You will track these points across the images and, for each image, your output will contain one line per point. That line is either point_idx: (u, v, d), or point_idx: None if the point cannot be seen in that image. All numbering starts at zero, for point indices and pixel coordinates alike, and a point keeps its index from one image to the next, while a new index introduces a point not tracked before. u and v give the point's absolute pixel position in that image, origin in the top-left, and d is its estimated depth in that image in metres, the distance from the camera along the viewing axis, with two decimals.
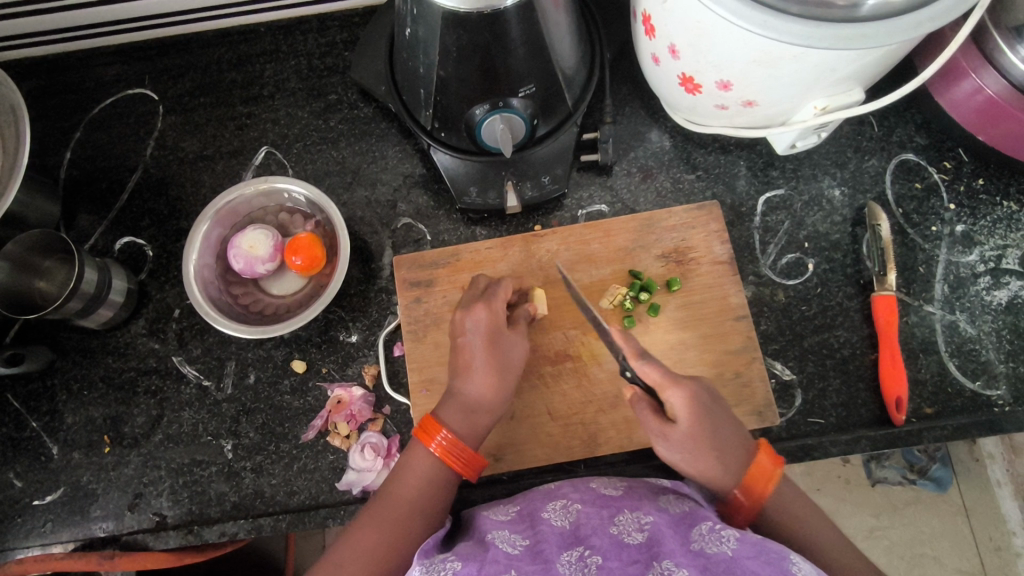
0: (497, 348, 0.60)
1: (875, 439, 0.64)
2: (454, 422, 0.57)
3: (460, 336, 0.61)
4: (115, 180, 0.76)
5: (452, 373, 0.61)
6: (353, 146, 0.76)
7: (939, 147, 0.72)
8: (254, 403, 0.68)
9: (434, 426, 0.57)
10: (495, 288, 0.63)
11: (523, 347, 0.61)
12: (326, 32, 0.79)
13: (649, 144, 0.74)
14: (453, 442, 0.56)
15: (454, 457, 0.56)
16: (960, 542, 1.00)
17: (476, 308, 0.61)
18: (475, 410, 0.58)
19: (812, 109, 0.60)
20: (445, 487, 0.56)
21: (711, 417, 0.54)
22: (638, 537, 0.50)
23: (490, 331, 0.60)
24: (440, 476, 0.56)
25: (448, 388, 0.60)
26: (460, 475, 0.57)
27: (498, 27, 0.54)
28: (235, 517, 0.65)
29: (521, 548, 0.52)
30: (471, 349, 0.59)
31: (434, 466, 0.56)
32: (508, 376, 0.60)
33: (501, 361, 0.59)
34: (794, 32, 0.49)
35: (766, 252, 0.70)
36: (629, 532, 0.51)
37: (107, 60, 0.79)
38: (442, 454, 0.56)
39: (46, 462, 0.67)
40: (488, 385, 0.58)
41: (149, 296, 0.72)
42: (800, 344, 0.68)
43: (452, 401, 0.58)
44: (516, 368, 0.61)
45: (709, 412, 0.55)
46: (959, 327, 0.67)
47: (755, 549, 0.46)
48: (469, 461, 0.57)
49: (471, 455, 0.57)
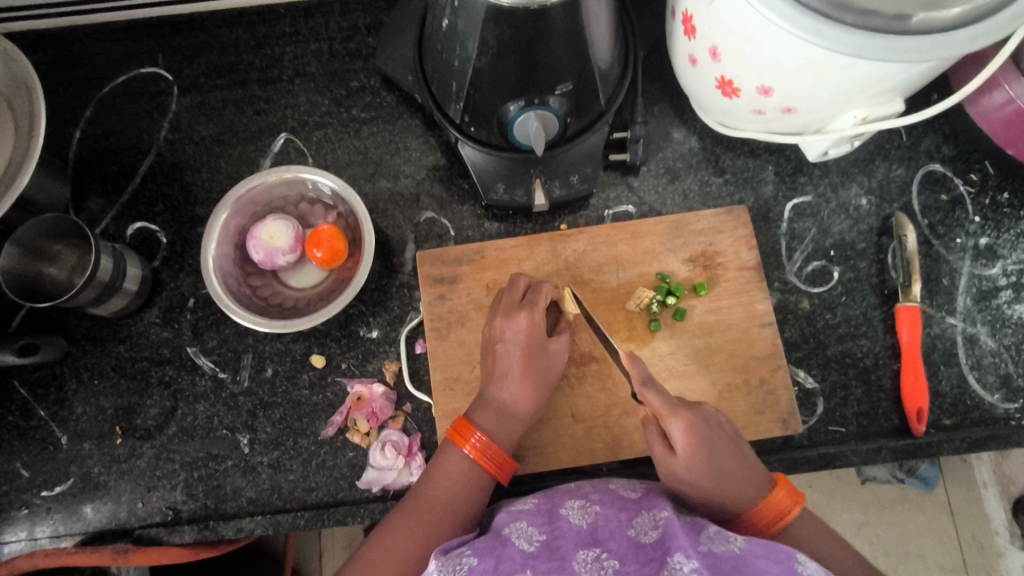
0: (533, 356, 0.61)
1: (896, 449, 0.64)
2: (489, 426, 0.58)
3: (497, 342, 0.61)
4: (127, 162, 0.73)
5: (486, 378, 0.61)
6: (375, 136, 0.74)
7: (966, 159, 0.72)
8: (271, 397, 0.66)
9: (468, 427, 0.57)
10: (532, 294, 0.63)
11: (560, 356, 0.62)
12: (349, 16, 0.77)
13: (677, 145, 0.74)
14: (487, 444, 0.57)
15: (488, 457, 0.57)
16: (944, 541, 1.00)
17: (514, 315, 0.61)
18: (510, 417, 0.59)
19: (850, 119, 0.60)
20: (479, 489, 0.56)
21: (714, 446, 0.55)
22: (652, 535, 0.50)
23: (527, 340, 0.60)
24: (472, 477, 0.56)
25: (483, 394, 0.60)
26: (493, 478, 0.57)
27: (542, 23, 0.53)
28: (251, 513, 0.64)
29: (538, 543, 0.51)
30: (509, 356, 0.60)
31: (468, 468, 0.56)
32: (543, 387, 0.61)
33: (538, 369, 0.61)
34: (847, 42, 0.48)
35: (792, 259, 0.70)
36: (645, 532, 0.51)
37: (118, 36, 0.76)
38: (476, 456, 0.56)
39: (54, 452, 0.66)
40: (524, 393, 0.59)
41: (162, 284, 0.70)
42: (823, 352, 0.68)
43: (487, 407, 0.59)
44: (553, 377, 0.62)
45: (711, 442, 0.55)
46: (979, 340, 0.68)
47: (764, 550, 0.46)
48: (502, 462, 0.57)
49: (504, 458, 0.57)
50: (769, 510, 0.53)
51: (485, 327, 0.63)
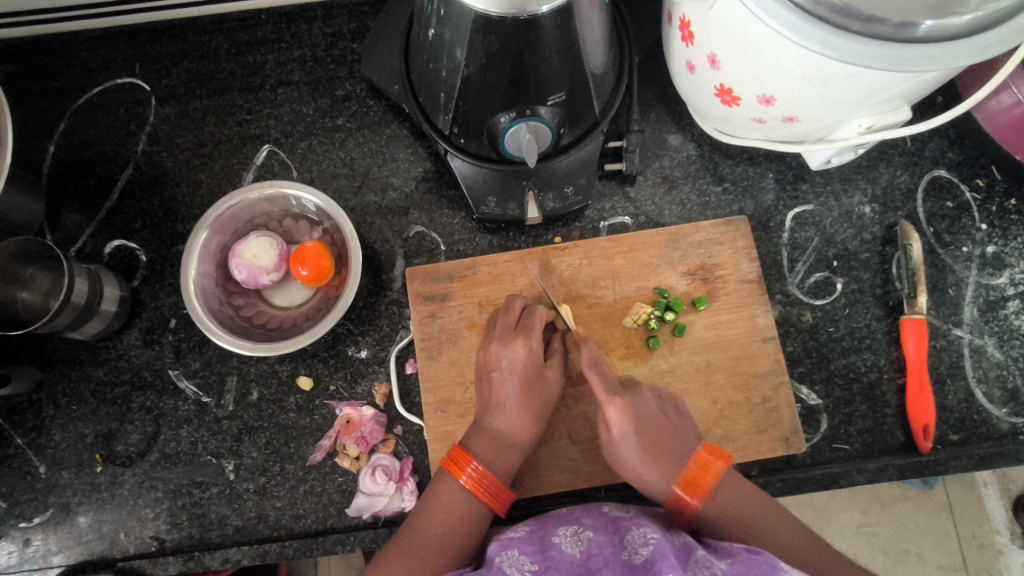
0: (531, 384, 0.59)
1: (902, 467, 0.63)
2: (485, 455, 0.56)
3: (493, 370, 0.59)
4: (104, 177, 0.70)
5: (483, 406, 0.60)
6: (361, 147, 0.71)
7: (972, 164, 0.70)
8: (257, 421, 0.64)
9: (464, 457, 0.55)
10: (528, 318, 0.61)
11: (559, 381, 0.60)
12: (333, 21, 0.74)
13: (675, 153, 0.71)
14: (483, 473, 0.55)
15: (485, 488, 0.55)
16: (943, 539, 0.99)
17: (510, 341, 0.59)
18: (506, 445, 0.57)
19: (855, 128, 0.57)
20: (478, 523, 0.54)
21: (648, 424, 0.56)
22: (643, 554, 0.47)
23: (525, 368, 0.59)
24: (468, 510, 0.54)
25: (479, 422, 0.59)
26: (490, 510, 0.55)
27: (533, 33, 0.50)
28: (237, 543, 0.61)
29: (527, 574, 0.49)
30: (505, 384, 0.58)
31: (463, 500, 0.54)
32: (541, 413, 0.59)
33: (534, 396, 0.59)
34: (854, 52, 0.46)
35: (794, 270, 0.68)
36: (633, 549, 0.49)
37: (93, 45, 0.73)
38: (472, 486, 0.54)
39: (32, 481, 0.63)
40: (520, 421, 0.58)
41: (143, 305, 0.67)
42: (826, 366, 0.66)
43: (483, 436, 0.58)
44: (552, 403, 0.60)
45: (646, 419, 0.57)
46: (986, 352, 0.66)
47: (746, 566, 0.44)
48: (499, 493, 0.55)
49: (501, 488, 0.55)
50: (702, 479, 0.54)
51: (480, 353, 0.61)
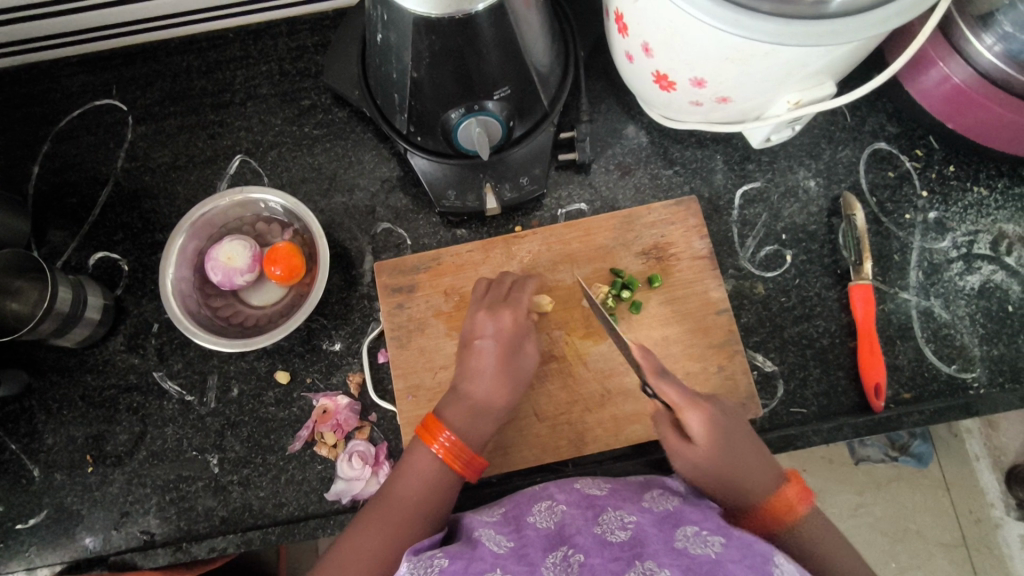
0: (510, 354, 0.62)
1: (857, 426, 0.65)
2: (459, 423, 0.59)
3: (477, 338, 0.62)
4: (86, 194, 0.74)
5: (460, 374, 0.62)
6: (329, 152, 0.75)
7: (910, 135, 0.73)
8: (238, 416, 0.67)
9: (437, 426, 0.57)
10: (514, 292, 0.65)
11: (535, 354, 0.63)
12: (297, 36, 0.78)
13: (627, 141, 0.75)
14: (457, 442, 0.57)
15: (457, 456, 0.57)
16: (942, 516, 1.01)
17: (499, 311, 0.62)
18: (485, 412, 0.60)
19: (785, 104, 0.60)
20: (449, 489, 0.57)
21: (729, 438, 0.54)
22: (620, 535, 0.50)
23: (508, 337, 0.62)
24: (443, 478, 0.57)
25: (455, 390, 0.61)
26: (460, 476, 0.57)
27: (470, 31, 0.54)
28: (224, 532, 0.64)
29: (506, 548, 0.52)
30: (487, 353, 0.61)
31: (436, 469, 0.57)
32: (518, 383, 0.62)
33: (513, 366, 0.62)
34: (764, 31, 0.49)
35: (745, 245, 0.71)
36: (612, 531, 0.51)
37: (72, 71, 0.77)
38: (444, 454, 0.57)
39: (28, 485, 0.66)
40: (497, 389, 0.60)
41: (126, 312, 0.71)
42: (780, 335, 0.69)
43: (461, 402, 0.60)
44: (527, 375, 0.63)
45: (727, 434, 0.54)
46: (934, 313, 0.69)
47: (741, 553, 0.44)
48: (470, 461, 0.57)
49: (473, 455, 0.57)
50: (781, 505, 0.53)
51: (466, 322, 0.64)
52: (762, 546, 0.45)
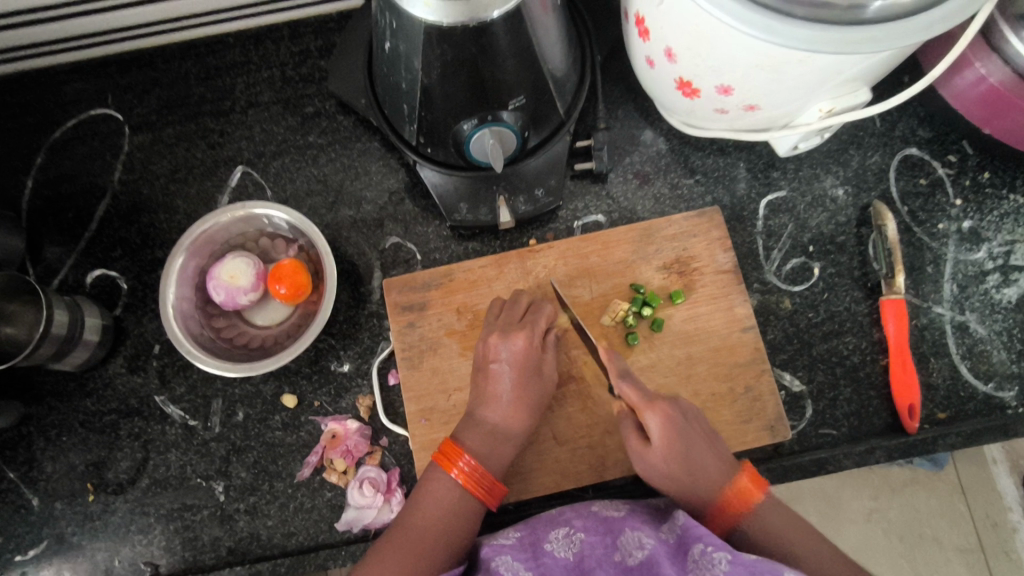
0: (527, 378, 0.59)
1: (890, 449, 0.62)
2: (479, 449, 0.57)
3: (491, 361, 0.60)
4: (82, 209, 0.71)
5: (476, 399, 0.60)
6: (334, 163, 0.72)
7: (942, 140, 0.70)
8: (244, 441, 0.64)
9: (456, 451, 0.56)
10: (530, 314, 0.61)
11: (554, 377, 0.61)
12: (299, 40, 0.75)
13: (645, 148, 0.71)
14: (475, 468, 0.55)
15: (478, 483, 0.55)
16: (958, 521, 0.95)
17: (512, 335, 0.59)
18: (501, 439, 0.58)
19: (817, 112, 0.57)
20: (469, 519, 0.55)
21: (687, 435, 0.54)
22: (638, 564, 0.48)
23: (523, 360, 0.59)
24: (463, 505, 0.55)
25: (473, 415, 0.59)
26: (482, 503, 0.56)
27: (485, 39, 0.51)
28: (231, 563, 0.62)
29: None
30: (502, 376, 0.59)
31: (457, 496, 0.55)
32: (536, 408, 0.59)
33: (530, 391, 0.59)
34: (799, 37, 0.46)
35: (770, 258, 0.68)
36: (630, 553, 0.50)
37: (66, 79, 0.74)
38: (464, 481, 0.55)
39: (26, 515, 0.64)
40: (514, 415, 0.58)
41: (126, 332, 0.68)
42: (809, 352, 0.66)
43: (478, 428, 0.58)
44: (544, 399, 0.60)
45: (683, 431, 0.54)
46: (969, 328, 0.66)
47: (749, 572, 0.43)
48: (491, 488, 0.56)
49: (493, 482, 0.56)
50: (737, 497, 0.52)
51: (479, 344, 0.61)
52: (770, 563, 0.44)
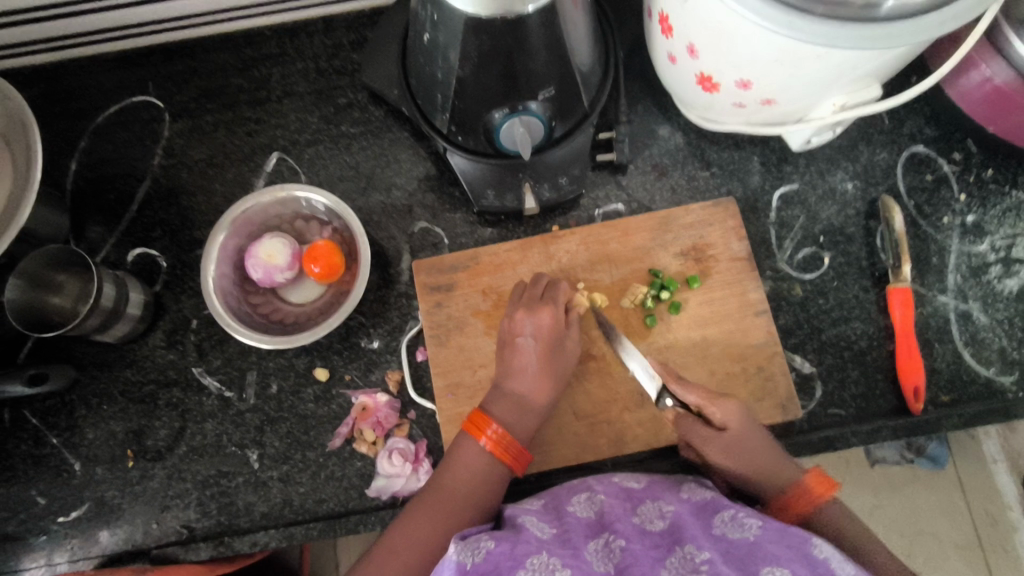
0: (551, 352, 0.62)
1: (895, 429, 0.65)
2: (506, 417, 0.60)
3: (517, 336, 0.63)
4: (124, 190, 0.75)
5: (503, 372, 0.63)
6: (366, 151, 0.75)
7: (948, 139, 0.73)
8: (278, 412, 0.67)
9: (484, 420, 0.59)
10: (551, 292, 0.65)
11: (576, 352, 0.64)
12: (333, 34, 0.78)
13: (663, 141, 0.75)
14: (503, 435, 0.58)
15: (506, 449, 0.58)
16: (957, 517, 0.98)
17: (537, 311, 0.63)
18: (526, 409, 0.61)
19: (829, 107, 0.60)
20: (497, 481, 0.58)
21: (754, 434, 0.58)
22: (660, 524, 0.51)
23: (547, 335, 0.62)
24: (490, 468, 0.58)
25: (499, 387, 0.62)
26: (509, 470, 0.59)
27: (520, 32, 0.54)
28: (264, 527, 0.65)
29: (548, 534, 0.51)
30: (527, 351, 0.62)
31: (485, 460, 0.58)
32: (559, 383, 0.62)
33: (554, 364, 0.62)
34: (819, 33, 0.49)
35: (783, 247, 0.71)
36: (651, 520, 0.51)
37: (109, 66, 0.77)
38: (493, 446, 0.58)
39: (69, 478, 0.67)
40: (539, 387, 0.61)
41: (165, 308, 0.71)
42: (818, 337, 0.69)
43: (503, 400, 0.61)
44: (566, 374, 0.63)
45: (750, 429, 0.58)
46: (972, 316, 0.69)
47: (777, 534, 0.46)
48: (518, 454, 0.59)
49: (520, 449, 0.59)
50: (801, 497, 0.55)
51: (504, 321, 0.65)
52: (798, 528, 0.46)
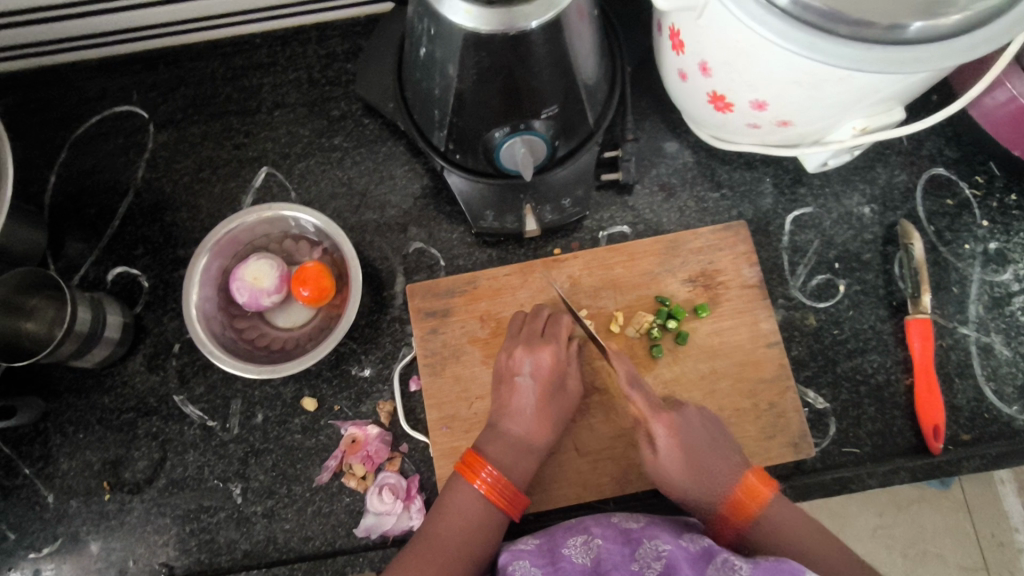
0: (550, 391, 0.59)
1: (913, 470, 0.62)
2: (500, 460, 0.56)
3: (515, 374, 0.59)
4: (105, 205, 0.71)
5: (499, 410, 0.59)
6: (359, 166, 0.72)
7: (969, 161, 0.70)
8: (263, 444, 0.64)
9: (478, 462, 0.55)
10: (552, 326, 0.61)
11: (577, 390, 0.60)
12: (326, 43, 0.74)
13: (671, 160, 0.71)
14: (498, 478, 0.55)
15: (501, 494, 0.55)
16: (964, 540, 0.93)
17: (536, 348, 0.59)
18: (523, 452, 0.57)
19: (850, 130, 0.57)
20: (492, 527, 0.54)
21: (697, 446, 0.56)
22: (656, 569, 0.48)
23: (547, 374, 0.59)
24: (484, 515, 0.54)
25: (495, 427, 0.58)
26: (506, 516, 0.55)
27: (523, 48, 0.50)
28: (247, 567, 0.61)
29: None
30: (526, 390, 0.58)
31: (479, 506, 0.54)
32: (558, 423, 0.59)
33: (553, 405, 0.59)
34: (842, 55, 0.45)
35: (796, 273, 0.68)
36: (648, 565, 0.49)
37: (91, 75, 0.73)
38: (487, 491, 0.55)
39: (41, 511, 0.63)
40: (537, 428, 0.58)
41: (146, 331, 0.67)
42: (832, 369, 0.65)
43: (499, 441, 0.57)
44: (567, 413, 0.60)
45: (692, 442, 0.56)
46: (994, 350, 0.65)
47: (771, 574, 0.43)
48: (513, 499, 0.56)
49: (516, 492, 0.56)
50: (746, 496, 0.53)
51: (502, 356, 0.61)
52: (790, 563, 0.44)
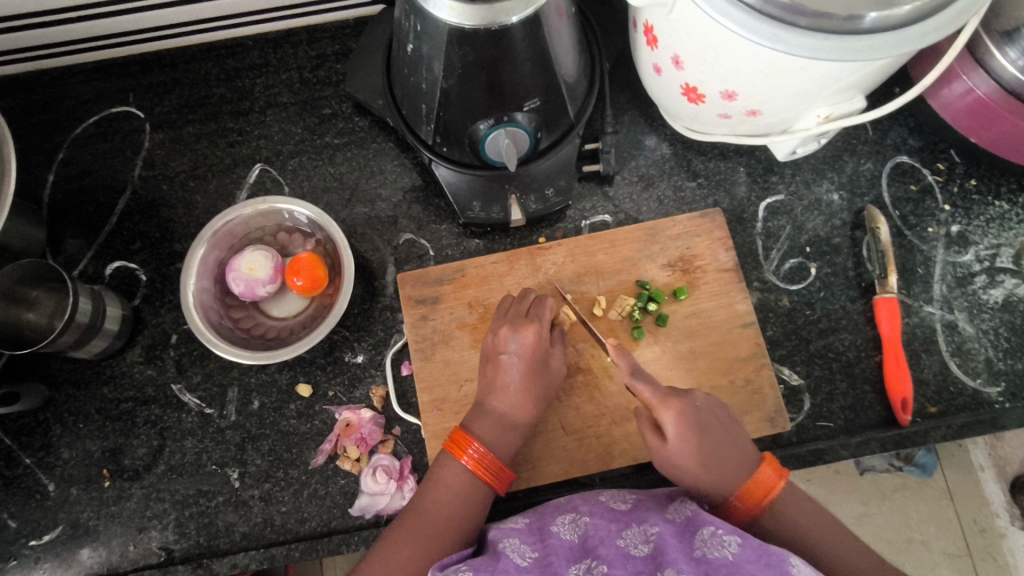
0: (534, 370, 0.61)
1: (884, 441, 0.65)
2: (486, 437, 0.59)
3: (501, 353, 0.61)
4: (102, 202, 0.73)
5: (486, 388, 0.62)
6: (350, 161, 0.74)
7: (931, 149, 0.74)
8: (259, 429, 0.66)
9: (465, 439, 0.58)
10: (535, 307, 0.64)
11: (561, 369, 0.63)
12: (317, 44, 0.77)
13: (649, 152, 0.75)
14: (484, 453, 0.57)
15: (488, 469, 0.57)
16: (946, 525, 0.95)
17: (520, 328, 0.61)
18: (509, 428, 0.60)
19: (815, 118, 0.60)
20: (479, 501, 0.57)
21: (706, 433, 0.54)
22: (643, 549, 0.49)
23: (530, 353, 0.61)
24: (471, 490, 0.56)
25: (482, 405, 0.61)
26: (492, 490, 0.58)
27: (504, 42, 0.53)
28: (245, 548, 0.63)
29: (529, 560, 0.51)
30: (511, 368, 0.61)
31: (467, 481, 0.57)
32: (542, 400, 0.61)
33: (538, 382, 0.61)
34: (802, 44, 0.49)
35: (770, 258, 0.71)
36: (635, 544, 0.50)
37: (87, 77, 0.76)
38: (474, 467, 0.57)
39: (42, 500, 0.65)
40: (521, 405, 0.60)
41: (144, 322, 0.69)
42: (806, 348, 0.68)
43: (487, 418, 0.60)
44: (551, 390, 0.62)
45: (701, 427, 0.55)
46: (958, 326, 0.69)
47: (757, 553, 0.45)
48: (500, 473, 0.58)
49: (502, 468, 0.58)
50: (757, 488, 0.53)
51: (488, 337, 0.63)
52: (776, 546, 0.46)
